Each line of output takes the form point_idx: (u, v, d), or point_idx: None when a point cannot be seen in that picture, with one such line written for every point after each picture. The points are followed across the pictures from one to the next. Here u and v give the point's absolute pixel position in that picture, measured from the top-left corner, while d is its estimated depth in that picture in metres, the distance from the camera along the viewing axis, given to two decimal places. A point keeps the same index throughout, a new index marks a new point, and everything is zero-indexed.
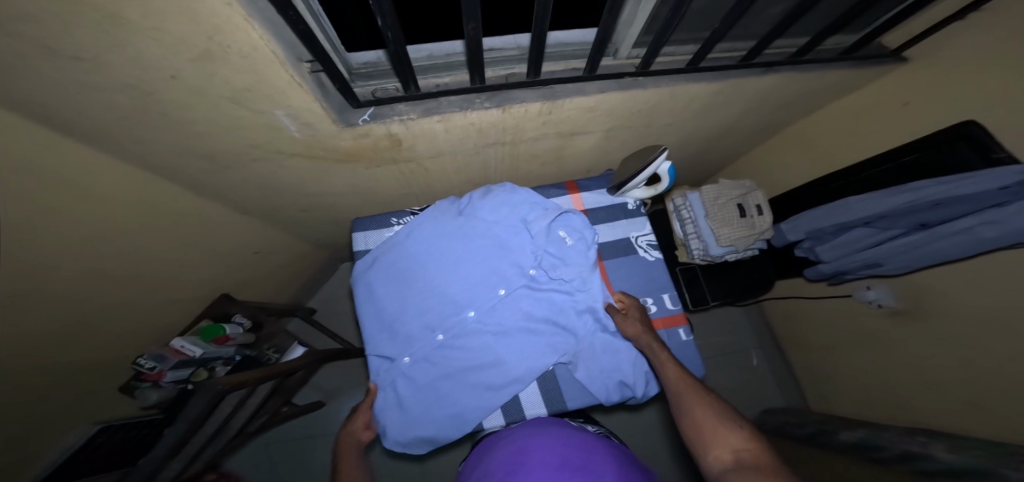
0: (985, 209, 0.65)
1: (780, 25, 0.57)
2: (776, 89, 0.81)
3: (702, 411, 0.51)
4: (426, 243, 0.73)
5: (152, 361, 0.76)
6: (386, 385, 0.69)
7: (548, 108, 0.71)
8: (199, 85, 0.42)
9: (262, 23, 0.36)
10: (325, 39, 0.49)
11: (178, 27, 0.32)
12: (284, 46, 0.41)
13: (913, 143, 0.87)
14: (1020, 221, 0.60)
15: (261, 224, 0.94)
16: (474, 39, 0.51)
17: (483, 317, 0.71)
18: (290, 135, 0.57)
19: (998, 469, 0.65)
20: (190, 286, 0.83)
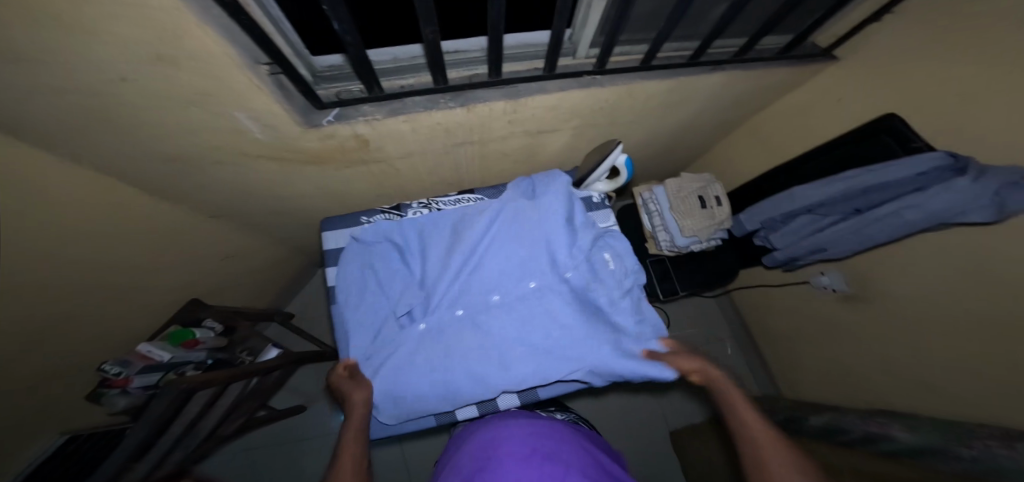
0: (909, 194, 0.72)
1: (719, 26, 0.61)
2: (727, 86, 0.86)
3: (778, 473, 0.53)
4: (499, 250, 0.74)
5: (115, 366, 0.75)
6: (391, 341, 0.71)
7: (512, 107, 0.73)
8: (153, 87, 0.42)
9: (218, 30, 0.37)
10: (286, 44, 0.50)
11: (129, 31, 0.33)
12: (242, 49, 0.42)
13: (844, 136, 0.94)
14: (936, 204, 0.67)
15: (235, 226, 0.95)
16: (433, 42, 0.53)
17: (505, 302, 0.73)
18: (253, 137, 0.59)
19: (949, 447, 0.68)
20: (160, 289, 0.83)
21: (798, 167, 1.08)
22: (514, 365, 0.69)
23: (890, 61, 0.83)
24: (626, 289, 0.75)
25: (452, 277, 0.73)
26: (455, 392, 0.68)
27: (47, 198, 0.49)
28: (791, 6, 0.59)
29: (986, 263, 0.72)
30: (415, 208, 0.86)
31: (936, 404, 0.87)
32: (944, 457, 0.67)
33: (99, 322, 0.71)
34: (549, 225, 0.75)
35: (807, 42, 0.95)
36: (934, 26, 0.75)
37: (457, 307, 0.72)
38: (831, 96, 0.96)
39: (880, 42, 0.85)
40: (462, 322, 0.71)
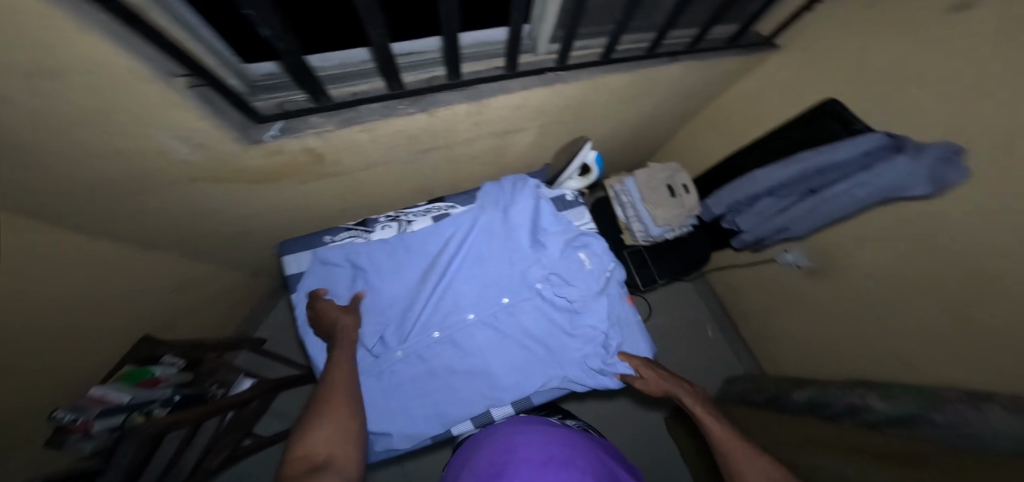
0: (856, 173, 0.76)
1: (673, 17, 0.62)
2: (684, 77, 0.87)
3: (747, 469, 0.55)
4: (468, 267, 0.79)
5: (68, 413, 0.64)
6: (374, 372, 0.73)
7: (475, 109, 0.70)
8: (47, 114, 0.36)
9: (113, 37, 0.32)
10: (211, 56, 0.45)
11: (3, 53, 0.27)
12: (147, 58, 0.37)
13: (793, 120, 0.99)
14: (880, 182, 0.71)
15: (182, 255, 0.86)
16: (382, 45, 0.49)
17: (481, 319, 0.78)
18: (183, 159, 0.52)
19: (926, 414, 0.75)
20: (101, 335, 0.74)
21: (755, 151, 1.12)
22: (494, 379, 0.75)
23: (826, 45, 0.87)
24: (597, 289, 0.78)
25: (426, 301, 0.76)
26: (444, 411, 0.73)
27: None
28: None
29: (935, 231, 0.78)
30: (383, 221, 0.83)
31: (903, 367, 0.94)
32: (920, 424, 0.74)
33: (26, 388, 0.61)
34: (518, 239, 0.80)
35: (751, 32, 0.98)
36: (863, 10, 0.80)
37: (434, 330, 0.76)
38: (780, 82, 1.00)
39: (814, 28, 0.89)
40: (440, 343, 0.76)
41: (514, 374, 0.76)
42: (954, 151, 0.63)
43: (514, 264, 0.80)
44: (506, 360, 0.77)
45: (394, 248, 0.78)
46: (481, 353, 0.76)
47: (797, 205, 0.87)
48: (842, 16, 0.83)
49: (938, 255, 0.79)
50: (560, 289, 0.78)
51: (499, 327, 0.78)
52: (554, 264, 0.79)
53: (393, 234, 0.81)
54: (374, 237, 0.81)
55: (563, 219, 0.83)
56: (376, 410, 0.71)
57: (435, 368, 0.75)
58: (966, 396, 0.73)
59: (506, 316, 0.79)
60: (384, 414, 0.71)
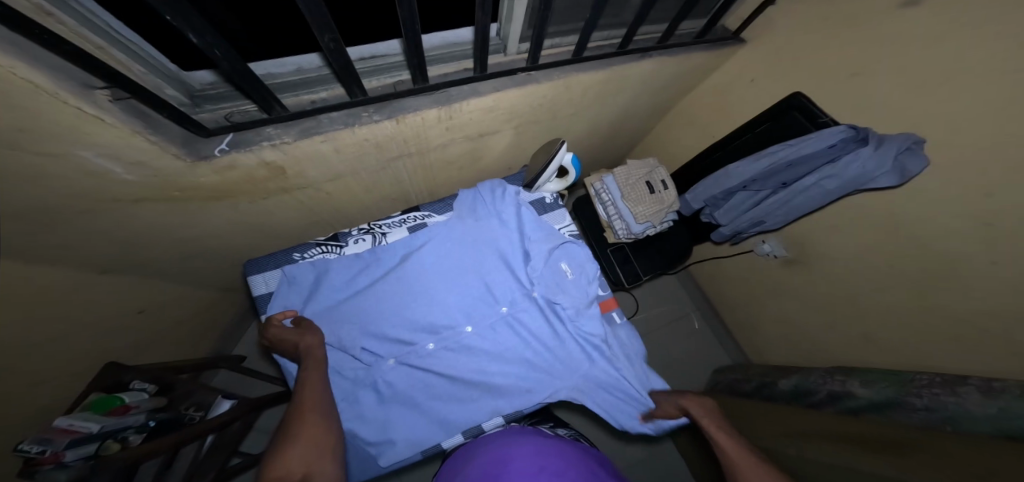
0: (825, 165, 0.77)
1: (641, 13, 0.61)
2: (657, 73, 0.87)
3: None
4: (458, 275, 0.77)
5: (36, 445, 0.56)
6: (366, 384, 0.71)
7: (446, 113, 0.68)
8: None
9: (12, 52, 0.28)
10: (143, 70, 0.43)
11: None
12: (60, 74, 0.33)
13: (763, 114, 0.98)
14: (850, 173, 0.72)
15: (141, 279, 0.81)
16: (337, 51, 0.46)
17: (478, 329, 0.76)
18: (119, 179, 0.48)
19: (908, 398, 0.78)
20: (61, 370, 0.69)
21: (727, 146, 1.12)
22: (490, 389, 0.74)
23: (790, 39, 0.89)
24: (591, 297, 0.78)
25: (422, 311, 0.74)
26: (440, 423, 0.71)
27: None
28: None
29: (904, 218, 0.80)
30: (355, 234, 0.80)
31: (883, 351, 0.97)
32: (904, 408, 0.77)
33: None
34: (507, 246, 0.80)
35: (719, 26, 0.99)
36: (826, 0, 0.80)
37: (430, 341, 0.74)
38: (746, 77, 1.01)
39: (775, 22, 0.90)
40: (435, 353, 0.74)
41: (511, 382, 0.75)
42: (915, 143, 0.64)
43: (505, 271, 0.79)
44: (503, 370, 0.75)
45: (370, 261, 0.76)
46: (478, 363, 0.75)
47: (771, 198, 0.88)
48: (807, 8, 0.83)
49: (908, 240, 0.81)
50: (555, 296, 0.77)
51: (495, 336, 0.77)
52: (547, 269, 0.78)
53: (367, 247, 0.79)
54: (348, 252, 0.78)
55: (550, 226, 0.82)
56: (369, 426, 0.69)
57: (429, 380, 0.73)
58: (941, 380, 0.78)
59: (502, 325, 0.78)
60: (380, 426, 0.70)
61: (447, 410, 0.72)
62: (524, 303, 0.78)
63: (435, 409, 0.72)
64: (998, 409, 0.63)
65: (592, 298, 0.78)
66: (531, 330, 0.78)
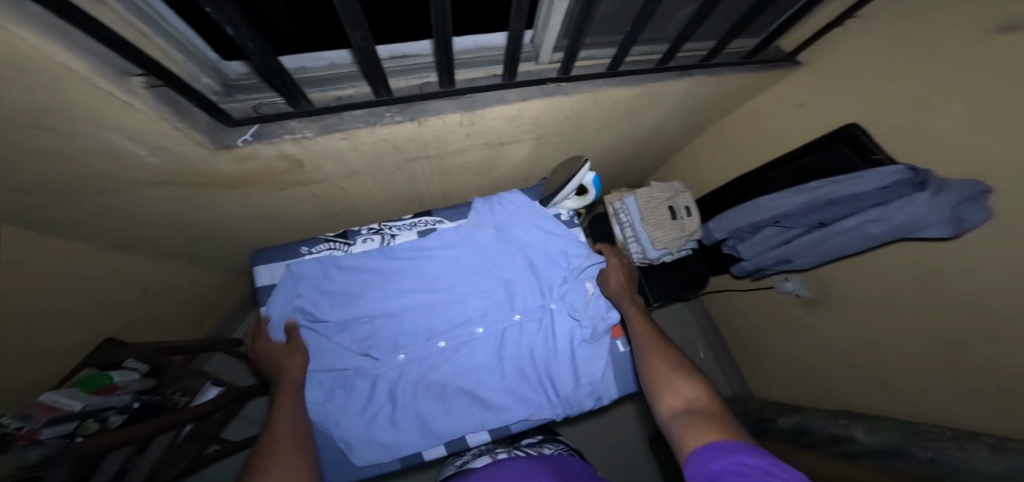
0: (870, 208, 0.72)
1: (687, 30, 0.57)
2: (695, 93, 0.83)
3: (658, 361, 0.57)
4: (477, 277, 0.76)
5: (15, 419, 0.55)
6: (369, 375, 0.69)
7: (468, 119, 0.66)
8: None
9: (45, 31, 0.27)
10: (181, 58, 0.42)
11: None
12: (93, 57, 0.32)
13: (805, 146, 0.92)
14: (897, 219, 0.67)
15: (149, 256, 0.81)
16: (366, 48, 0.45)
17: (489, 334, 0.74)
18: (142, 161, 0.48)
19: (909, 448, 0.70)
20: (56, 344, 0.68)
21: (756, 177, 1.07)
22: (484, 402, 0.70)
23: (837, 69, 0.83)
24: (610, 323, 0.76)
25: (438, 309, 0.74)
26: (423, 431, 0.68)
27: None
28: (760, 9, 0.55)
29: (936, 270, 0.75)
30: (364, 233, 0.78)
31: (883, 398, 0.89)
32: (904, 458, 0.70)
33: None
34: (531, 255, 0.78)
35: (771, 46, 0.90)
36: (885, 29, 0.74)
37: (441, 339, 0.72)
38: (795, 102, 0.92)
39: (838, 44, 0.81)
40: (444, 354, 0.72)
41: (508, 399, 0.71)
42: (980, 193, 0.59)
43: (528, 277, 0.77)
44: (504, 383, 0.72)
45: (378, 261, 0.75)
46: (478, 371, 0.72)
47: (803, 237, 0.83)
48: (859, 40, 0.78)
49: None
50: (573, 310, 0.75)
51: (507, 343, 0.74)
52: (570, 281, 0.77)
53: (375, 247, 0.77)
54: (355, 250, 0.77)
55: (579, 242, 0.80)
56: (356, 421, 0.67)
57: (427, 385, 0.70)
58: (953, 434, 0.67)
59: (513, 334, 0.75)
60: (365, 426, 0.67)
61: (434, 420, 0.68)
62: (539, 313, 0.76)
63: (427, 417, 0.68)
64: (1003, 468, 0.55)
65: (608, 324, 0.76)
66: (541, 346, 0.75)
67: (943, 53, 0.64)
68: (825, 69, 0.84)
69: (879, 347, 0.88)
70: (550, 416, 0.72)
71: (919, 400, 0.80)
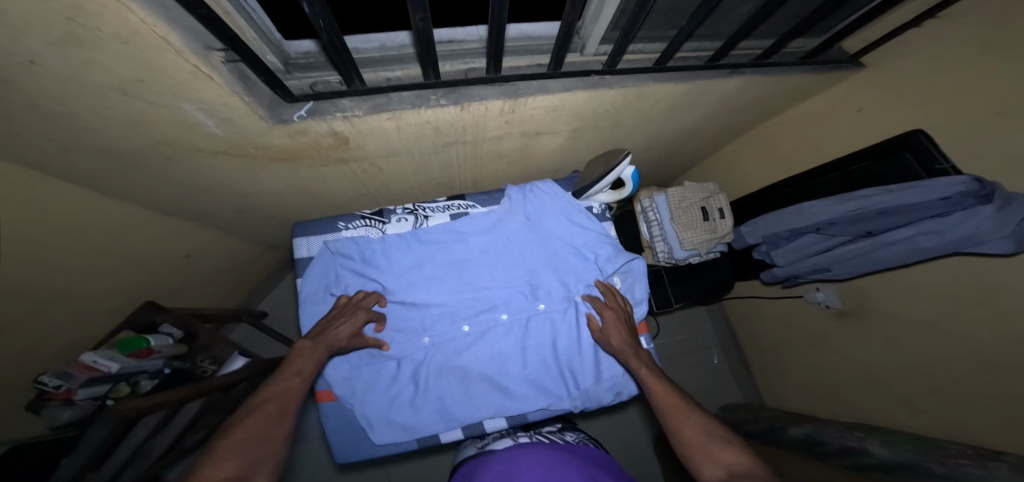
0: (927, 219, 0.67)
1: (746, 26, 0.56)
2: (741, 92, 0.81)
3: (684, 423, 0.51)
4: (503, 265, 0.77)
5: (55, 380, 0.59)
6: (394, 355, 0.71)
7: (510, 106, 0.66)
8: (73, 72, 0.33)
9: (147, 3, 0.29)
10: (252, 30, 0.44)
11: (25, 7, 0.24)
12: (186, 33, 0.34)
13: (853, 155, 0.87)
14: (954, 232, 0.62)
15: (195, 225, 0.84)
16: (424, 31, 0.45)
17: (513, 322, 0.75)
18: (207, 131, 0.49)
19: (924, 462, 0.71)
20: (107, 302, 0.71)
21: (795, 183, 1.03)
22: (504, 388, 0.72)
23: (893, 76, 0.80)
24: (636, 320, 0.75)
25: (463, 294, 0.75)
26: (442, 413, 0.70)
27: None
28: (830, 7, 0.52)
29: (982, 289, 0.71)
30: (399, 213, 0.80)
31: (905, 416, 0.87)
32: (915, 470, 0.70)
33: (38, 341, 0.60)
34: (559, 246, 0.78)
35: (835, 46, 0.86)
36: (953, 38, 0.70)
37: (465, 325, 0.74)
38: (852, 105, 0.87)
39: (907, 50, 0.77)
40: (467, 338, 0.73)
41: (527, 388, 0.72)
42: None
43: (554, 269, 0.77)
44: (525, 371, 0.73)
45: (411, 242, 0.77)
46: (499, 358, 0.73)
47: (845, 246, 0.79)
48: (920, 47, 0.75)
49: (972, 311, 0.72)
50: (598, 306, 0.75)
51: (529, 333, 0.75)
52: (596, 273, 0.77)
53: (408, 228, 0.79)
54: (389, 229, 0.79)
55: (608, 237, 0.79)
56: (379, 397, 0.69)
57: (449, 368, 0.71)
58: (972, 453, 0.68)
59: (536, 324, 0.75)
60: (388, 403, 0.69)
61: (454, 403, 0.70)
62: (563, 305, 0.76)
63: (448, 399, 0.70)
64: None
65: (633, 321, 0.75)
66: (563, 337, 0.75)
67: (1016, 63, 0.61)
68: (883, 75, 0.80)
69: (907, 364, 0.86)
70: (568, 407, 0.72)
71: (945, 420, 0.79)
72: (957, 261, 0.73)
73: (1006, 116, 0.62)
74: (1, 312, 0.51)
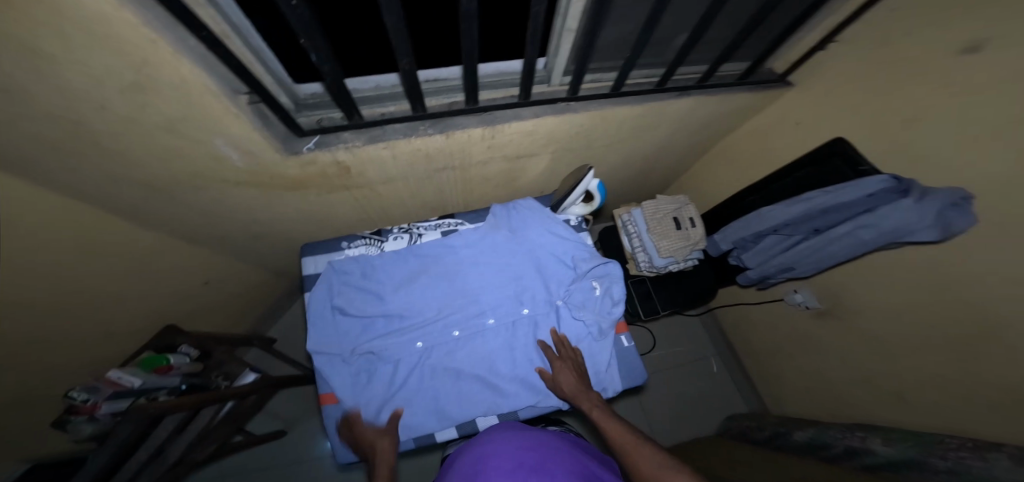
0: (862, 213, 0.75)
1: (682, 52, 0.65)
2: (694, 111, 0.89)
3: (641, 459, 0.52)
4: (488, 274, 0.83)
5: (82, 393, 0.65)
6: (391, 358, 0.76)
7: (490, 133, 0.76)
8: (132, 115, 0.43)
9: (192, 56, 0.39)
10: (267, 74, 0.53)
11: (104, 60, 0.34)
12: (217, 78, 0.44)
13: (797, 162, 0.95)
14: (886, 223, 0.70)
15: (214, 252, 0.93)
16: (410, 72, 0.55)
17: (499, 326, 0.80)
18: (232, 164, 0.59)
19: (929, 458, 0.70)
20: (137, 320, 0.80)
21: (759, 188, 1.09)
22: (494, 390, 0.75)
23: (815, 97, 0.87)
24: (614, 318, 0.80)
25: (452, 301, 0.81)
26: (437, 411, 0.73)
27: (33, 233, 0.48)
28: (750, 30, 0.62)
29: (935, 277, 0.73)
30: (395, 232, 0.88)
31: (906, 413, 0.86)
32: (922, 469, 0.70)
33: (76, 354, 0.68)
34: (540, 255, 0.84)
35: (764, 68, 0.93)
36: (858, 56, 0.77)
37: (455, 330, 0.79)
38: (791, 121, 0.95)
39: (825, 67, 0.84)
40: (457, 341, 0.78)
41: (514, 388, 0.75)
42: (963, 198, 0.62)
43: (537, 275, 0.83)
44: (513, 371, 0.77)
45: (407, 256, 0.84)
46: (487, 359, 0.77)
47: (802, 244, 0.86)
48: (833, 69, 0.82)
49: (931, 303, 0.75)
50: (577, 309, 0.80)
51: (515, 335, 0.79)
52: (574, 277, 0.82)
53: (404, 245, 0.87)
54: (387, 247, 0.87)
55: (586, 244, 0.86)
56: (375, 398, 0.73)
57: (441, 369, 0.76)
58: (970, 445, 0.68)
59: (521, 327, 0.80)
60: (386, 405, 0.73)
61: (446, 403, 0.74)
62: (544, 309, 0.82)
63: (441, 399, 0.74)
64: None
65: (613, 320, 0.80)
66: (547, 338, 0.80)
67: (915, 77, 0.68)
68: (813, 89, 0.88)
69: (891, 357, 0.87)
70: (555, 404, 0.75)
71: (941, 414, 0.78)
72: (907, 252, 0.77)
73: (919, 120, 0.70)
74: (48, 325, 0.59)
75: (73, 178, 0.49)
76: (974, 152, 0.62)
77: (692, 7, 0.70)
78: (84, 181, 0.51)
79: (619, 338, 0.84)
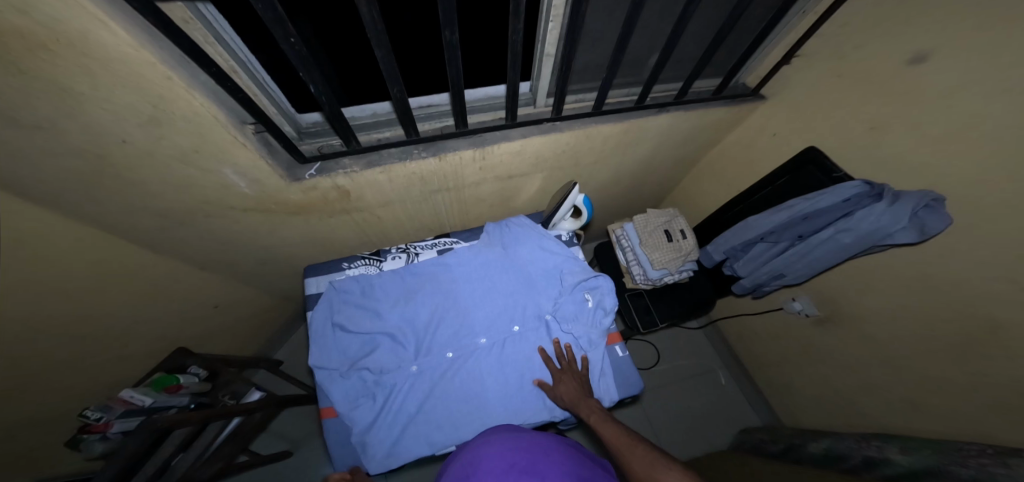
0: (842, 218, 0.76)
1: (655, 71, 0.70)
2: (675, 126, 0.93)
3: (637, 461, 0.53)
4: (480, 290, 0.85)
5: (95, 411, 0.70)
6: (387, 373, 0.77)
7: (480, 154, 0.80)
8: (149, 147, 0.48)
9: (204, 92, 0.44)
10: (272, 104, 0.58)
11: (127, 98, 0.40)
12: (227, 111, 0.49)
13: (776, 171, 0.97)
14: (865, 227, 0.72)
15: (224, 279, 0.98)
16: (401, 100, 0.60)
17: (492, 342, 0.81)
18: (239, 191, 0.64)
19: (948, 466, 0.66)
20: (148, 343, 0.83)
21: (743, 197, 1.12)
22: (488, 405, 0.75)
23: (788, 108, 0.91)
24: (604, 330, 0.81)
25: (446, 318, 0.83)
26: (432, 427, 0.73)
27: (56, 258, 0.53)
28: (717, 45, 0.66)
29: (927, 277, 0.72)
30: (393, 252, 0.92)
31: (921, 420, 0.82)
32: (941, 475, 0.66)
33: (89, 375, 0.71)
34: (531, 271, 0.87)
35: (737, 83, 0.97)
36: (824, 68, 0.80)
37: (449, 346, 0.80)
38: (768, 131, 0.97)
39: (794, 79, 0.87)
40: (450, 357, 0.79)
41: (507, 403, 0.75)
42: (936, 199, 0.64)
43: (528, 291, 0.85)
44: (507, 385, 0.77)
45: (403, 275, 0.87)
46: (480, 374, 0.78)
47: (790, 251, 0.87)
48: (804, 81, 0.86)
49: (928, 302, 0.74)
50: (566, 323, 0.81)
51: (507, 350, 0.80)
52: (563, 291, 0.84)
53: (402, 264, 0.90)
54: (386, 266, 0.90)
55: (576, 259, 0.88)
56: (370, 414, 0.73)
57: (435, 384, 0.76)
58: (992, 452, 0.65)
59: (514, 342, 0.81)
60: (381, 421, 0.72)
61: (441, 418, 0.73)
62: (535, 324, 0.83)
63: (435, 414, 0.74)
64: None
65: (604, 330, 0.81)
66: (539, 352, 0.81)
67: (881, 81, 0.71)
68: (785, 100, 0.91)
69: (897, 362, 0.84)
70: (547, 417, 0.75)
71: (959, 421, 0.75)
72: (898, 254, 0.77)
73: (890, 125, 0.72)
74: (61, 349, 0.62)
75: (91, 208, 0.54)
76: (949, 150, 0.63)
77: (660, 31, 0.76)
78: (104, 210, 0.55)
79: (615, 348, 0.84)
